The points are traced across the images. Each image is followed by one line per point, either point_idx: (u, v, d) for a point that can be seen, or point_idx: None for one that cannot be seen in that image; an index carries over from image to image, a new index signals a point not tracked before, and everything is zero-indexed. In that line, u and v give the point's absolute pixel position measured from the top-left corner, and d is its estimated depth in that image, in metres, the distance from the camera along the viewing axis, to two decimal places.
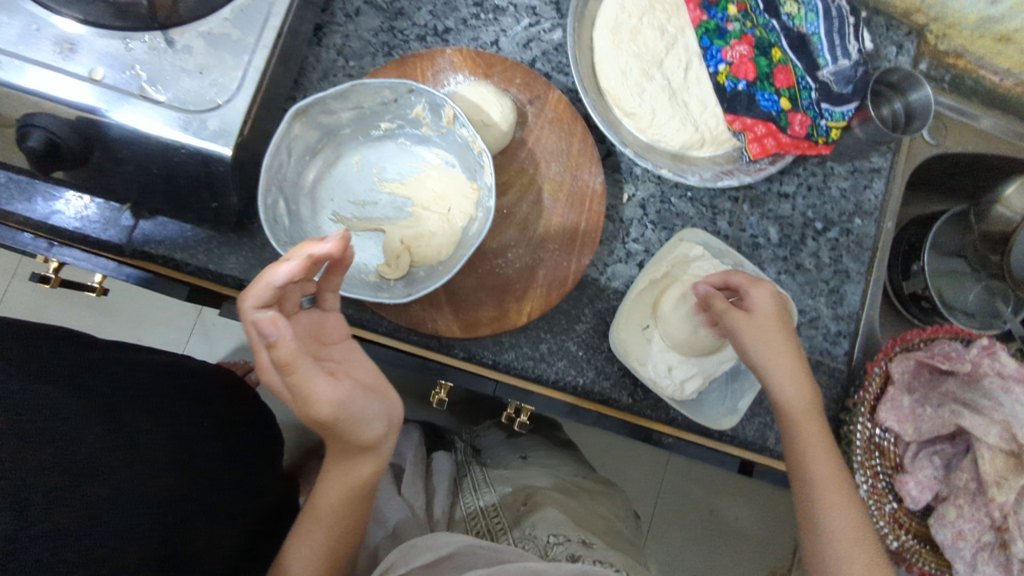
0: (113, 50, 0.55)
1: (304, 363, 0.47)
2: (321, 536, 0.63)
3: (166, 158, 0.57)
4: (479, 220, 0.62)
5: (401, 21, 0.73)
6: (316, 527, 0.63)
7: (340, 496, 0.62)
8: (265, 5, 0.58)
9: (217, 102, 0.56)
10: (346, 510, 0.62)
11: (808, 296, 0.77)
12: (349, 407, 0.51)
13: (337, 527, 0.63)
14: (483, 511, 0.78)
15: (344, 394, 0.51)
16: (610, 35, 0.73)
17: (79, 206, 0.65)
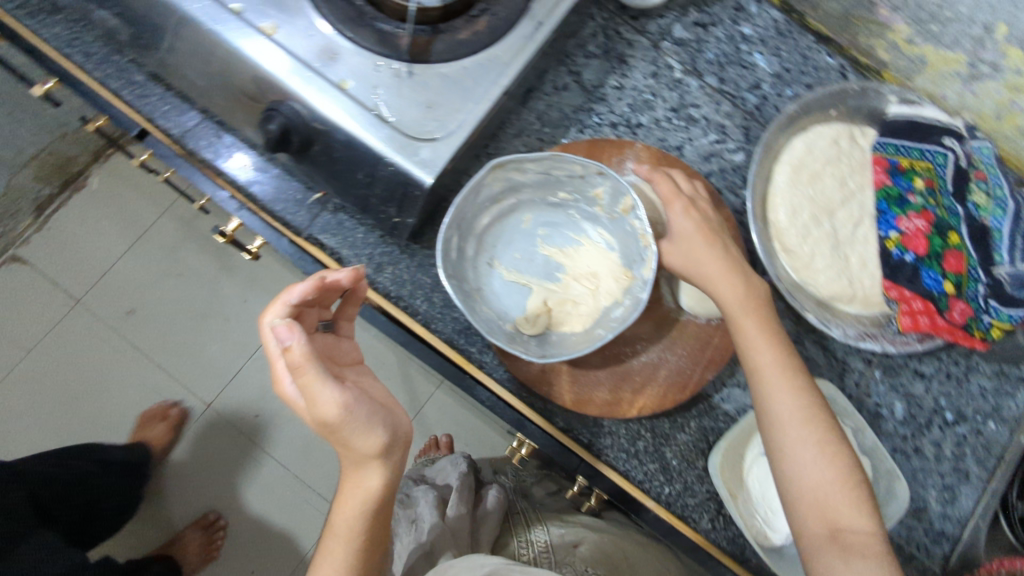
0: (365, 68, 0.62)
1: (307, 367, 0.51)
2: (341, 556, 0.58)
3: (374, 170, 0.63)
4: (625, 307, 0.65)
5: (600, 105, 0.78)
6: (334, 547, 0.58)
7: (358, 519, 0.58)
8: (501, 66, 0.65)
9: (435, 136, 0.62)
10: (364, 537, 0.58)
11: (915, 483, 0.75)
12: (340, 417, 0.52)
13: (355, 544, 0.58)
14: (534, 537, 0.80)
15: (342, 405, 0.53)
16: (789, 176, 0.75)
17: (279, 183, 0.73)
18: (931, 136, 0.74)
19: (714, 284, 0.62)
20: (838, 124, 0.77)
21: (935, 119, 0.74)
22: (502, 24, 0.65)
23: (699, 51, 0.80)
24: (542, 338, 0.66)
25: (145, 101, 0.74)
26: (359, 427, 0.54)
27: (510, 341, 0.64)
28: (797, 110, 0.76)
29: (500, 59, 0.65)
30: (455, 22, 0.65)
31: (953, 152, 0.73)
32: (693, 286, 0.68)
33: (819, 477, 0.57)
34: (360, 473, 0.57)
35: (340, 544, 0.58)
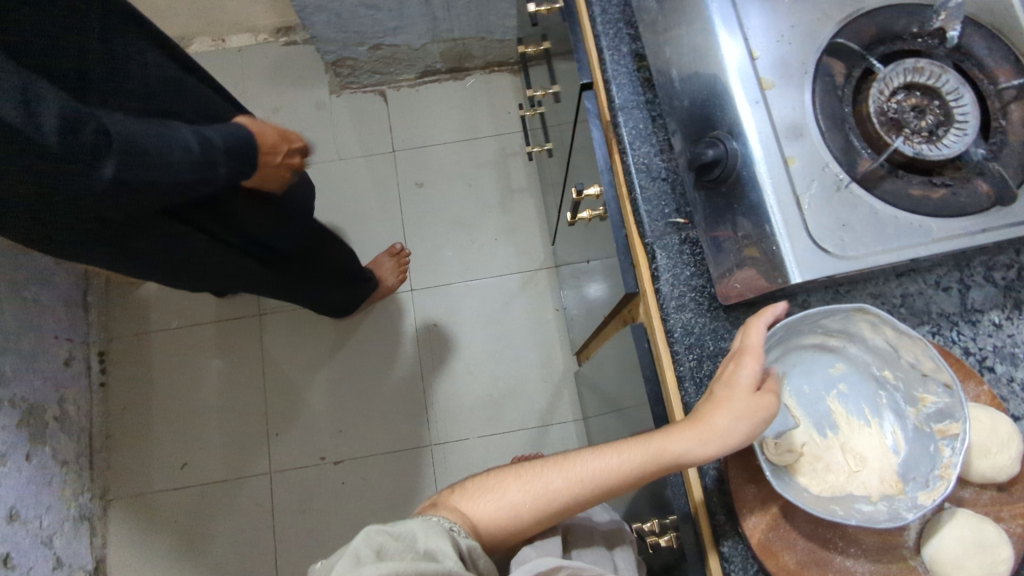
0: (815, 160, 0.66)
1: (761, 358, 0.62)
2: (630, 464, 0.66)
3: (756, 239, 0.67)
4: (878, 509, 0.62)
5: (966, 326, 0.74)
6: (635, 453, 0.66)
7: (649, 465, 0.65)
8: (927, 238, 0.64)
9: (830, 252, 0.64)
10: (638, 476, 0.66)
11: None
12: (750, 404, 0.61)
13: (641, 468, 0.65)
14: None
15: (757, 402, 0.61)
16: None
17: (657, 187, 0.78)
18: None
19: None
20: None
21: None
22: (955, 206, 0.65)
23: None
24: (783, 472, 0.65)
25: (614, 66, 0.83)
26: (751, 426, 0.61)
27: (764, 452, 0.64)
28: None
29: (930, 232, 0.64)
30: (912, 176, 0.67)
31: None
32: (951, 545, 0.61)
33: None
34: (693, 442, 0.63)
35: (623, 459, 0.66)
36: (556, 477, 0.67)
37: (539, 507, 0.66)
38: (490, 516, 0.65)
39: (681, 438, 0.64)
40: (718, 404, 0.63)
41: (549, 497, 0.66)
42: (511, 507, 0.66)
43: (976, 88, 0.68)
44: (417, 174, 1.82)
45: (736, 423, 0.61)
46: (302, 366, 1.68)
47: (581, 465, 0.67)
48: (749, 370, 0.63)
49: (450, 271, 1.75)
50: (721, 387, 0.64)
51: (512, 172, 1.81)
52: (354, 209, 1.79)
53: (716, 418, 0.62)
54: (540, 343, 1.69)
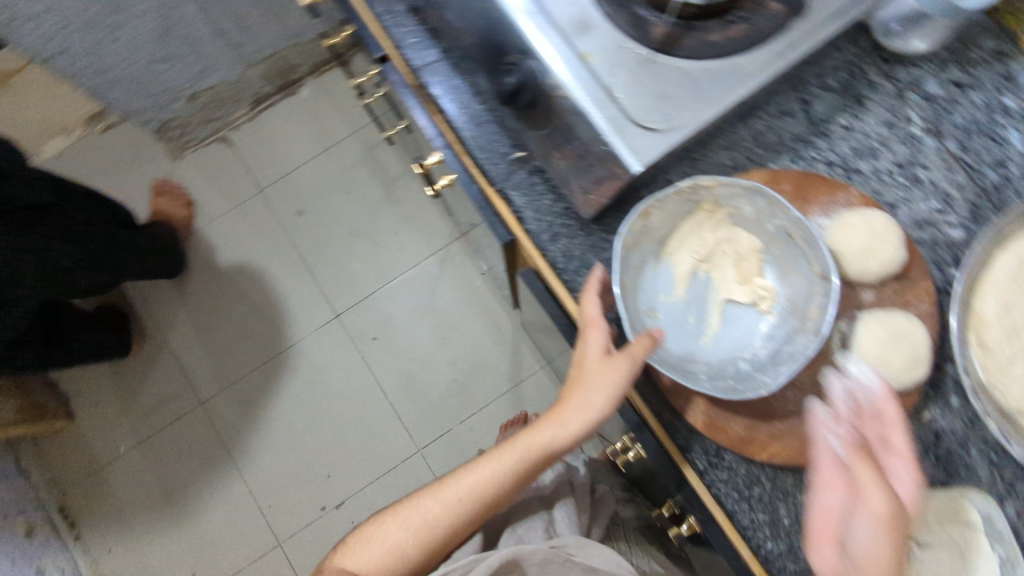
0: (611, 45, 0.64)
1: (601, 328, 0.65)
2: (508, 467, 0.70)
3: (588, 144, 0.65)
4: (752, 203, 0.67)
5: (821, 140, 0.75)
6: (511, 454, 0.71)
7: (529, 458, 0.69)
8: (743, 76, 0.63)
9: (657, 127, 0.62)
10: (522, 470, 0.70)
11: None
12: (600, 378, 0.63)
13: (520, 468, 0.70)
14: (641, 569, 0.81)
15: (605, 372, 0.63)
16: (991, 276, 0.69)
17: (486, 130, 0.76)
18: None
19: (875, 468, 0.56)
20: None
21: None
22: (756, 35, 0.64)
23: (948, 112, 0.74)
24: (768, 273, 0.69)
25: (399, 30, 0.80)
26: (608, 399, 0.63)
27: (796, 317, 0.66)
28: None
29: (744, 69, 0.63)
30: (709, 23, 0.66)
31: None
32: (870, 349, 0.64)
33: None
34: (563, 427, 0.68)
35: (503, 462, 0.71)
36: (446, 496, 0.73)
37: (423, 542, 0.71)
38: (378, 561, 0.71)
39: (556, 424, 0.68)
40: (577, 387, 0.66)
41: (445, 517, 0.72)
42: (400, 547, 0.71)
43: None
44: (295, 202, 1.75)
45: (594, 402, 0.65)
46: (264, 432, 1.63)
47: (467, 478, 0.73)
48: (595, 346, 0.65)
49: (367, 281, 1.70)
50: (578, 365, 0.66)
51: (384, 162, 1.75)
52: (248, 264, 1.72)
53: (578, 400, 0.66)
54: (480, 312, 1.67)
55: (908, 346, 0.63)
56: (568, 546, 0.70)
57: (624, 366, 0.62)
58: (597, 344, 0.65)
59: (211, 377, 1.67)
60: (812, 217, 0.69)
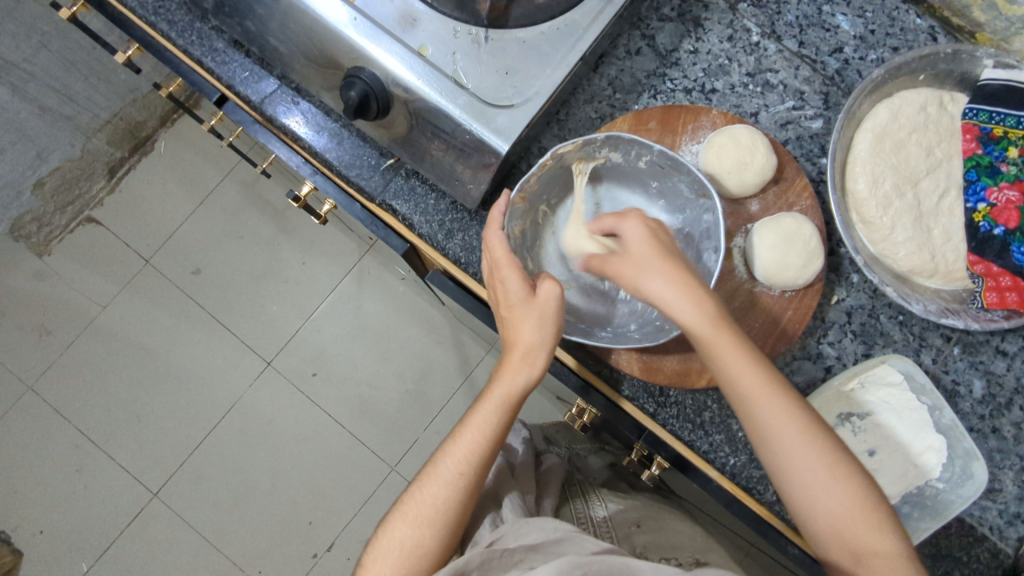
0: (443, 33, 0.62)
1: (514, 265, 0.59)
2: (482, 434, 0.59)
3: (450, 137, 0.63)
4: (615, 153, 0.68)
5: (673, 70, 0.76)
6: (481, 418, 0.59)
7: (498, 419, 0.59)
8: (580, 31, 0.63)
9: (512, 102, 0.61)
10: (494, 437, 0.59)
11: (994, 461, 0.72)
12: (533, 314, 0.58)
13: (496, 431, 0.59)
14: (596, 522, 0.83)
15: (536, 307, 0.58)
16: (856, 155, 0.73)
17: (353, 147, 0.73)
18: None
19: (677, 309, 0.56)
20: (927, 90, 0.74)
21: None
22: None
23: (779, 12, 0.77)
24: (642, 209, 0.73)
25: (225, 68, 0.74)
26: (546, 330, 0.58)
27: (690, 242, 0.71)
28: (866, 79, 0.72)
29: (578, 24, 0.63)
30: None
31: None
32: (769, 256, 0.65)
33: (819, 486, 0.56)
34: (523, 371, 0.58)
35: (478, 428, 0.59)
36: (424, 503, 0.58)
37: (439, 529, 0.58)
38: None
39: (510, 377, 0.59)
40: (515, 326, 0.59)
41: (436, 522, 0.58)
42: (407, 555, 0.57)
43: None
44: (187, 262, 1.65)
45: (540, 336, 0.58)
46: (228, 502, 1.56)
47: (440, 471, 0.59)
48: (512, 275, 0.59)
49: (288, 321, 1.64)
50: (505, 311, 0.60)
51: (267, 195, 1.67)
52: (158, 340, 1.62)
53: (523, 342, 0.58)
54: (411, 316, 1.65)
55: (799, 261, 0.65)
56: (506, 533, 0.62)
57: (554, 287, 0.58)
58: (509, 273, 0.59)
59: (156, 467, 1.58)
60: (685, 146, 0.71)
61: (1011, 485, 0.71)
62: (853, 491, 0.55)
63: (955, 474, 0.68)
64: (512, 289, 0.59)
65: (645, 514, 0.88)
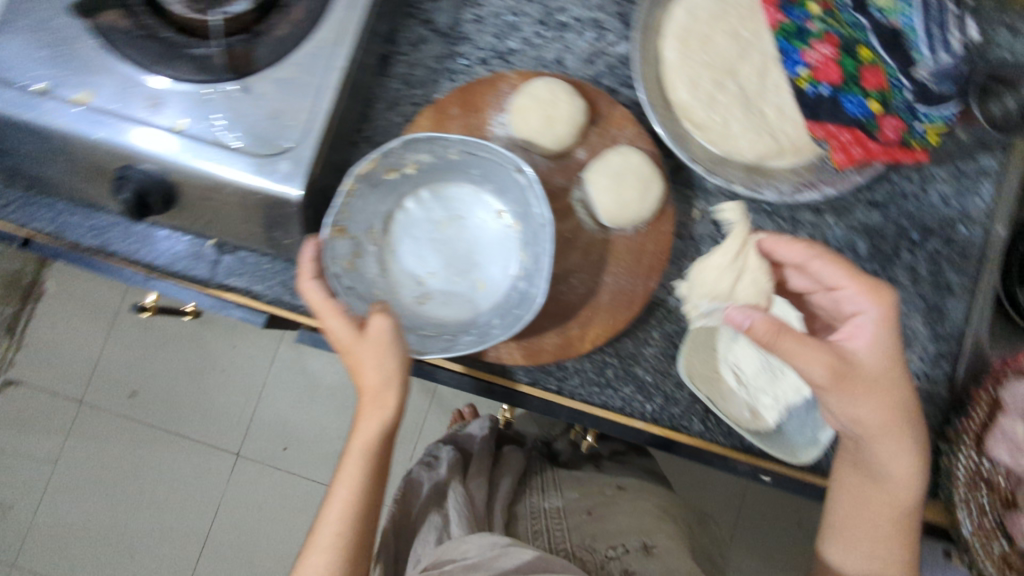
0: (193, 100, 0.58)
1: (336, 309, 0.57)
2: (350, 487, 0.57)
3: (245, 202, 0.60)
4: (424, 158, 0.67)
5: (463, 45, 0.73)
6: (350, 473, 0.58)
7: (363, 471, 0.57)
8: (332, 48, 0.59)
9: (287, 146, 0.58)
10: (368, 491, 0.58)
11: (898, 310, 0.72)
12: (367, 351, 0.55)
13: (366, 480, 0.57)
14: (547, 514, 0.86)
15: (369, 345, 0.55)
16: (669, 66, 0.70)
17: (169, 242, 0.69)
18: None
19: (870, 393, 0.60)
20: None
21: None
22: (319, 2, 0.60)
23: None
24: (474, 202, 0.71)
25: (9, 209, 0.69)
26: (387, 365, 0.55)
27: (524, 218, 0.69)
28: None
29: (328, 41, 0.59)
30: (269, 22, 0.60)
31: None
32: (606, 200, 0.64)
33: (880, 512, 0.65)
34: (375, 416, 0.56)
35: (348, 485, 0.58)
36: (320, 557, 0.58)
37: None
38: None
39: (365, 420, 0.57)
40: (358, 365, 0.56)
41: None
42: None
43: None
44: (120, 387, 1.59)
45: (382, 372, 0.55)
46: None
47: (319, 537, 0.58)
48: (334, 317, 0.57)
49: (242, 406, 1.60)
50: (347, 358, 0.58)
51: None
52: (122, 474, 1.58)
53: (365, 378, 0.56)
54: None
55: (636, 193, 0.64)
56: (445, 555, 0.71)
57: (384, 319, 0.56)
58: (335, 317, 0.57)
59: None
60: (493, 119, 0.68)
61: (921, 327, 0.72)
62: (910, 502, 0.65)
63: None
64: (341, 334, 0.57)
65: (604, 498, 0.89)
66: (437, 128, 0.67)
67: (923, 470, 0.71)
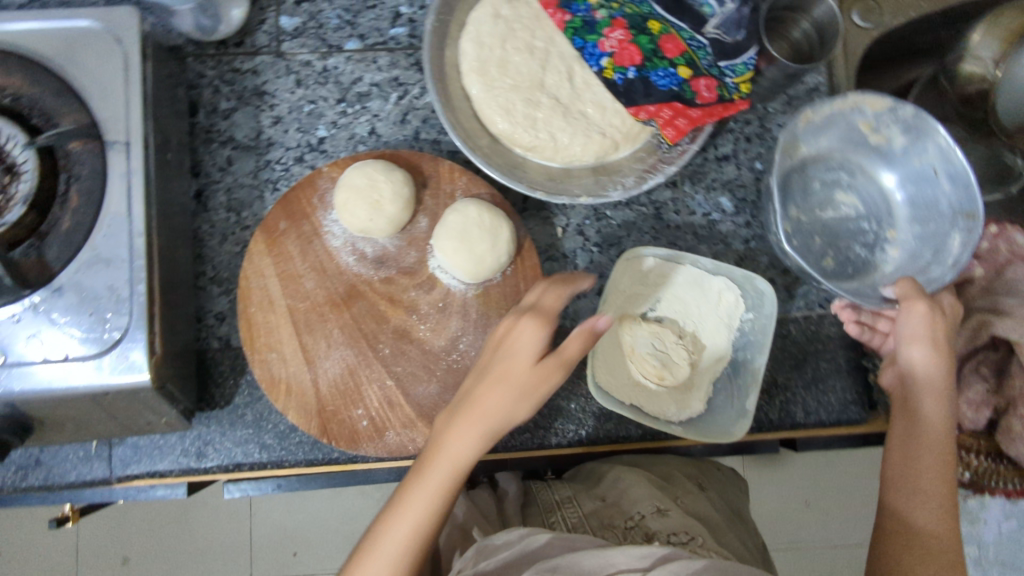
0: (5, 327, 0.55)
1: (547, 326, 0.55)
2: (419, 504, 0.51)
3: (99, 404, 0.57)
4: None
5: (274, 151, 0.70)
6: (418, 493, 0.51)
7: (434, 497, 0.52)
8: (126, 220, 0.56)
9: (116, 337, 0.55)
10: (439, 512, 0.52)
11: (827, 187, 0.72)
12: (529, 378, 0.53)
13: (438, 497, 0.51)
14: (558, 504, 0.65)
15: (533, 377, 0.53)
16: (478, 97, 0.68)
17: (55, 457, 0.66)
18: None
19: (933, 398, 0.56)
20: None
21: None
22: (93, 179, 0.57)
23: (321, 25, 0.72)
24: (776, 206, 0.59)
25: None
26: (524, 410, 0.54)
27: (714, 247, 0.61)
28: (430, 32, 0.68)
29: (119, 215, 0.56)
30: (53, 213, 0.57)
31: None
32: (461, 262, 0.63)
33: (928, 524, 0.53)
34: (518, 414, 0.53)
35: (410, 502, 0.51)
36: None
37: None
38: None
39: (474, 424, 0.53)
40: (485, 408, 0.53)
41: None
42: None
43: None
44: None
45: (506, 409, 0.53)
46: None
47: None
48: (520, 336, 0.54)
49: None
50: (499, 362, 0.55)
51: None
52: None
53: (471, 430, 0.52)
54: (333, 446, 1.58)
55: (485, 245, 0.62)
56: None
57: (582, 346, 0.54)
58: (533, 338, 0.54)
59: None
60: (325, 219, 0.66)
61: (897, 137, 0.69)
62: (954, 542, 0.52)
63: (751, 298, 0.68)
64: (527, 341, 0.54)
65: (628, 483, 0.66)
66: (272, 248, 0.65)
67: (861, 391, 0.71)
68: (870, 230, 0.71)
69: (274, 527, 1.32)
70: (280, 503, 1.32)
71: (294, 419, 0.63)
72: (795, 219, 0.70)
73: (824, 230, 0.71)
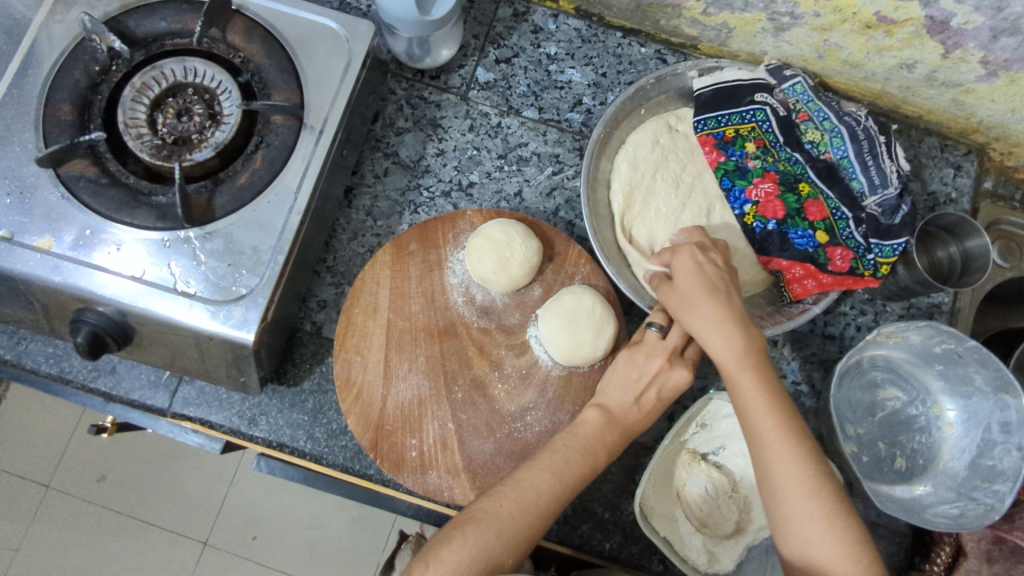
0: (153, 247, 0.59)
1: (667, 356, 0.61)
2: (515, 507, 0.53)
3: (199, 345, 0.60)
4: None
5: (427, 178, 0.75)
6: (520, 493, 0.54)
7: (539, 512, 0.53)
8: (291, 196, 0.61)
9: (240, 292, 0.58)
10: (547, 514, 0.54)
11: (868, 391, 0.73)
12: (630, 389, 0.61)
13: (535, 513, 0.53)
14: None
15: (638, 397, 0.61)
16: (624, 198, 0.72)
17: (129, 373, 0.70)
18: (742, 97, 0.72)
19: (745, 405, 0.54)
20: (652, 122, 0.75)
21: (738, 79, 0.73)
22: (279, 152, 0.63)
23: (509, 87, 0.78)
24: None
25: None
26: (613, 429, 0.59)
27: None
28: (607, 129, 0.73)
29: (288, 189, 0.61)
30: (234, 166, 0.63)
31: (768, 105, 0.72)
32: (560, 340, 0.64)
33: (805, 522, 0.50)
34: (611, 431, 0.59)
35: (515, 501, 0.53)
36: None
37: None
38: None
39: (567, 444, 0.58)
40: (624, 417, 0.60)
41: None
42: None
43: (208, 88, 0.65)
44: None
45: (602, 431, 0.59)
46: None
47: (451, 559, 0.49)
48: (679, 367, 0.61)
49: None
50: (608, 386, 0.62)
51: None
52: None
53: (612, 428, 0.59)
54: None
55: (591, 335, 0.65)
56: None
57: (684, 375, 0.61)
58: (691, 376, 0.62)
59: None
60: (452, 256, 0.70)
61: (915, 336, 0.68)
62: (833, 530, 0.49)
63: None
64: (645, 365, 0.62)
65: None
66: (395, 263, 0.68)
67: None
68: (919, 415, 0.72)
69: (248, 504, 1.31)
70: (262, 484, 1.31)
71: (351, 424, 0.64)
72: (855, 438, 0.71)
73: (881, 433, 0.72)
